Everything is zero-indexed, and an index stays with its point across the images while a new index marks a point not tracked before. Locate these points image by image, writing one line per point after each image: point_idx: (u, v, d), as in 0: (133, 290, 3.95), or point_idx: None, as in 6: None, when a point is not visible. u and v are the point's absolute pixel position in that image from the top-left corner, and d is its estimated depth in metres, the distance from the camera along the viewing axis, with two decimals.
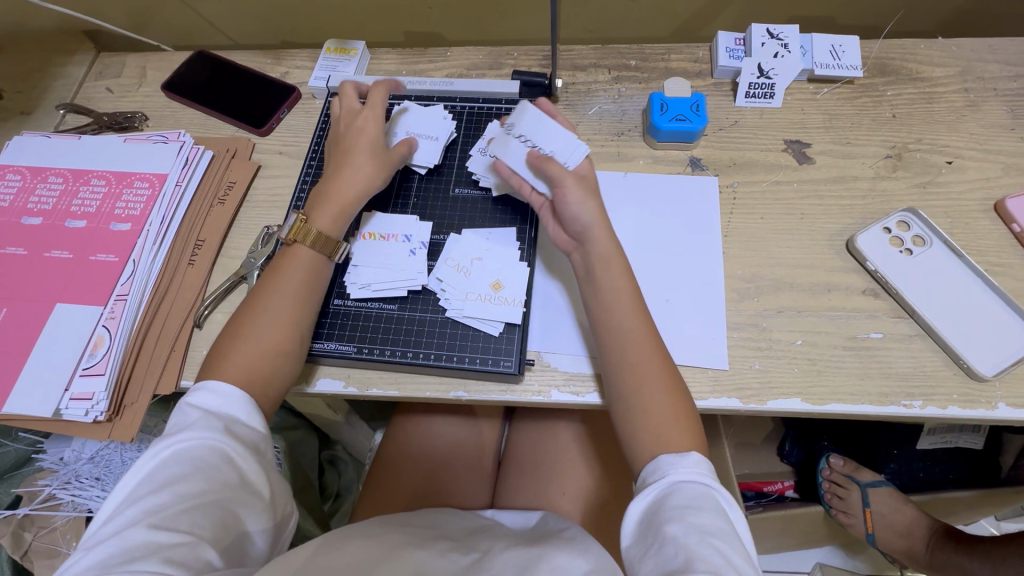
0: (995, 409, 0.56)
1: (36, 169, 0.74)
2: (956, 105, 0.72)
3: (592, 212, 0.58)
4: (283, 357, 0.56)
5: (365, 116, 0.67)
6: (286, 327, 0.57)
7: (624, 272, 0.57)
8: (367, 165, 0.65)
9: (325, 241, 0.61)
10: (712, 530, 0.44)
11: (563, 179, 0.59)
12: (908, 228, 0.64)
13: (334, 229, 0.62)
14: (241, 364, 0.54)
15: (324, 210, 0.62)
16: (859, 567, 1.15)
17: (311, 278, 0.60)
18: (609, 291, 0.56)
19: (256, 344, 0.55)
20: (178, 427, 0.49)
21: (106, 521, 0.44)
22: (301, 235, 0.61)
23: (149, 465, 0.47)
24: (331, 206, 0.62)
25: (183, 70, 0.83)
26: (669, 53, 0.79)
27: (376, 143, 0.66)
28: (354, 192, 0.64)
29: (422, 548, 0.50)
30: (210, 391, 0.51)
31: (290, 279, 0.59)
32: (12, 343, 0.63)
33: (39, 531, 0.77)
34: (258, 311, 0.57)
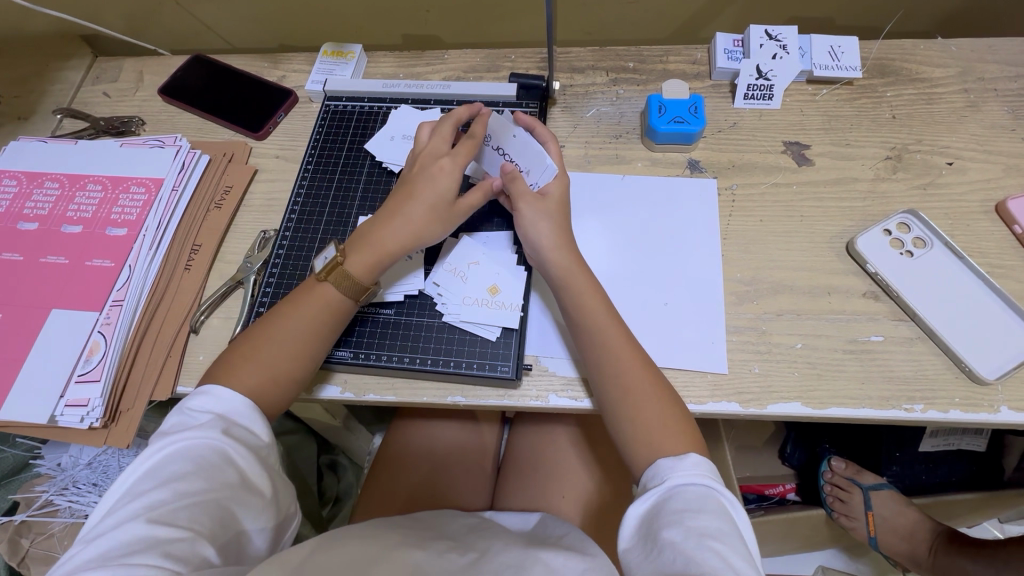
0: (997, 413, 0.56)
1: (33, 173, 0.74)
2: (957, 106, 0.72)
3: (550, 232, 0.59)
4: (295, 386, 0.56)
5: (445, 167, 0.60)
6: (299, 352, 0.56)
7: (588, 285, 0.58)
8: (421, 222, 0.59)
9: (356, 288, 0.58)
10: (712, 531, 0.43)
11: (517, 203, 0.60)
12: (909, 230, 0.64)
13: (368, 283, 0.59)
14: (239, 372, 0.54)
15: (365, 256, 0.58)
16: (862, 570, 1.15)
17: (335, 318, 0.58)
18: (573, 304, 0.57)
19: (264, 360, 0.54)
20: (182, 425, 0.49)
21: (108, 514, 0.44)
22: (338, 279, 0.58)
23: (151, 460, 0.47)
24: (371, 256, 0.58)
25: (180, 74, 0.83)
26: (667, 55, 0.79)
27: (441, 198, 0.60)
28: (397, 246, 0.59)
29: (420, 548, 0.50)
30: (213, 390, 0.51)
31: (309, 314, 0.57)
32: (8, 349, 0.62)
33: (36, 537, 0.77)
34: (271, 335, 0.56)
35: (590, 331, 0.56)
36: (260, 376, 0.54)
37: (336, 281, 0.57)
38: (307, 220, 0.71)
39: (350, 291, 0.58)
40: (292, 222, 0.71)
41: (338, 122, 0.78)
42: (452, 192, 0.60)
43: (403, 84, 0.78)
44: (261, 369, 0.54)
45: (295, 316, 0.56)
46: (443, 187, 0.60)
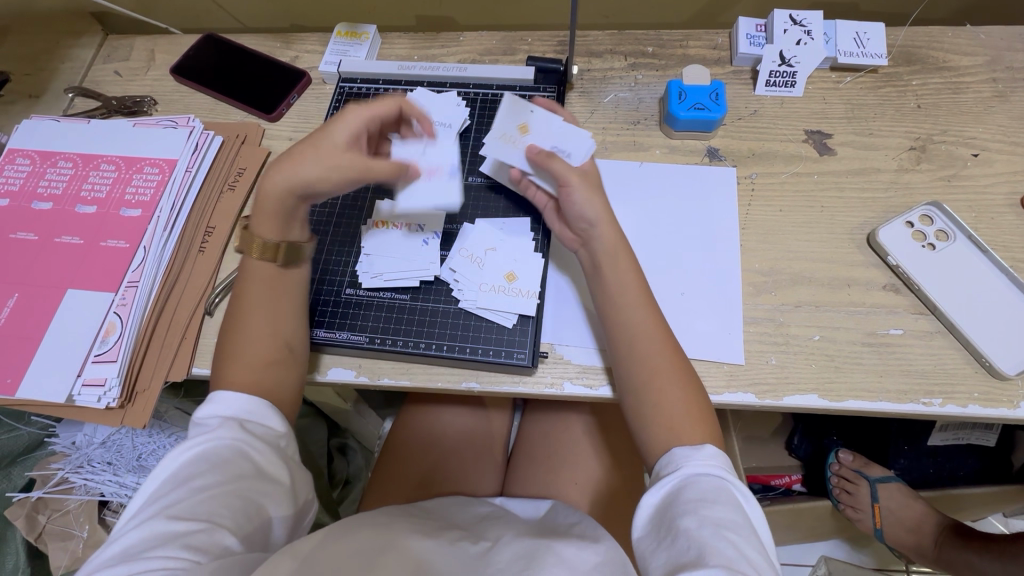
0: (1016, 408, 0.55)
1: (46, 152, 0.73)
2: (984, 95, 0.70)
3: (599, 208, 0.58)
4: (278, 366, 0.55)
5: (346, 118, 0.57)
6: (269, 331, 0.56)
7: (629, 266, 0.57)
8: (310, 160, 0.55)
9: (263, 249, 0.57)
10: (728, 522, 0.43)
11: (567, 178, 0.58)
12: (931, 222, 0.63)
13: (272, 235, 0.57)
14: (233, 371, 0.54)
15: (263, 214, 0.57)
16: (864, 561, 1.15)
17: (277, 285, 0.58)
18: (615, 286, 0.56)
19: (244, 353, 0.54)
20: (195, 432, 0.49)
21: (127, 519, 0.44)
22: (248, 247, 0.57)
23: (169, 465, 0.47)
24: (273, 215, 0.57)
25: (193, 53, 0.82)
26: (687, 39, 0.77)
27: (342, 146, 0.56)
28: (281, 189, 0.55)
29: (431, 537, 0.50)
30: (222, 394, 0.52)
31: (256, 291, 0.57)
32: (25, 329, 0.63)
33: (51, 514, 0.79)
34: (237, 324, 0.56)
35: (629, 314, 0.55)
36: (247, 368, 0.54)
37: (251, 247, 0.57)
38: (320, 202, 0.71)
39: (261, 250, 0.57)
40: None
41: (352, 103, 0.77)
42: (352, 144, 0.57)
43: (417, 66, 0.76)
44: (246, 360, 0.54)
45: (243, 293, 0.57)
46: (337, 138, 0.56)
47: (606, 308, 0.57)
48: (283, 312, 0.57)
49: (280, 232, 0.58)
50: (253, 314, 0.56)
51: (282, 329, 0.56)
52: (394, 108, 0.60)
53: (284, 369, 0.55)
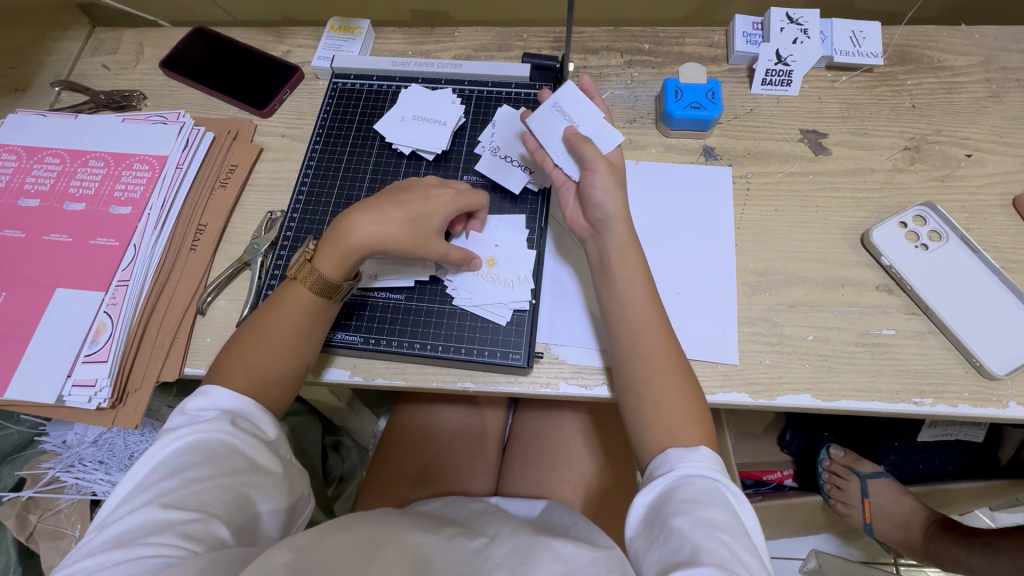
0: (1005, 408, 0.56)
1: (32, 148, 0.72)
2: (978, 96, 0.70)
3: (617, 203, 0.57)
4: (278, 384, 0.54)
5: (439, 197, 0.59)
6: (284, 353, 0.55)
7: (634, 261, 0.56)
8: (390, 224, 0.56)
9: (322, 285, 0.56)
10: (720, 523, 0.43)
11: (595, 163, 0.57)
12: (924, 223, 0.63)
13: (335, 279, 0.56)
14: (233, 368, 0.53)
15: (328, 251, 0.56)
16: (853, 554, 1.17)
17: (314, 318, 0.57)
18: (622, 280, 0.56)
19: (252, 361, 0.53)
20: (187, 422, 0.49)
21: (119, 506, 0.43)
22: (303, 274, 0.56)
23: (162, 451, 0.46)
24: (337, 251, 0.56)
25: (182, 47, 0.80)
26: (683, 37, 0.77)
27: (425, 223, 0.57)
28: (361, 238, 0.55)
29: (428, 532, 0.50)
30: (213, 390, 0.51)
31: (288, 315, 0.56)
32: (12, 328, 0.62)
33: (43, 513, 0.77)
34: (254, 335, 0.55)
35: (635, 311, 0.55)
36: (246, 377, 0.53)
37: (303, 276, 0.56)
38: (315, 200, 0.70)
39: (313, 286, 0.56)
40: (301, 204, 0.70)
41: (346, 99, 0.76)
42: (435, 225, 0.58)
43: (413, 62, 0.76)
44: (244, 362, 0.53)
45: (274, 311, 0.56)
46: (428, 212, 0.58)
47: (613, 303, 0.56)
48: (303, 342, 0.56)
49: (342, 271, 0.56)
50: (276, 335, 0.55)
51: (299, 352, 0.56)
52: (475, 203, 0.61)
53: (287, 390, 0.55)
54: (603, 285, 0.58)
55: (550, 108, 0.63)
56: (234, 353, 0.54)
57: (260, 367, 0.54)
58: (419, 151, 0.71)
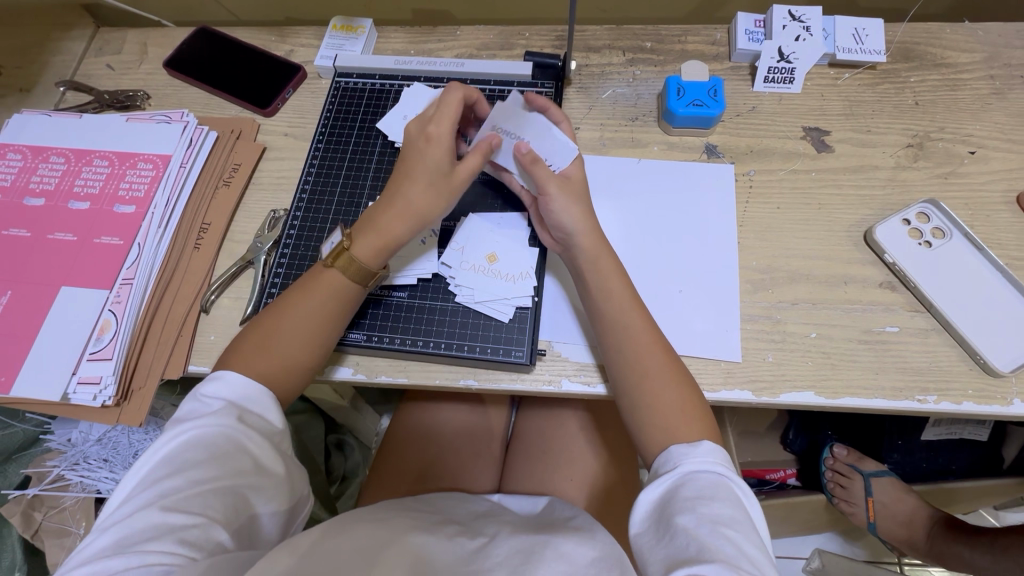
0: (1009, 405, 0.56)
1: (37, 147, 0.72)
2: (981, 93, 0.70)
3: (579, 219, 0.57)
4: (311, 374, 0.56)
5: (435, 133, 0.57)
6: (318, 344, 0.56)
7: (610, 270, 0.57)
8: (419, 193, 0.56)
9: (363, 275, 0.57)
10: (725, 519, 0.43)
11: (546, 187, 0.57)
12: (927, 220, 0.63)
13: (375, 266, 0.57)
14: (263, 361, 0.53)
15: (367, 241, 0.56)
16: (857, 553, 1.17)
17: (348, 305, 0.57)
18: (601, 291, 0.56)
19: (288, 356, 0.54)
20: (193, 415, 0.49)
21: (123, 502, 0.44)
22: (341, 265, 0.56)
23: (166, 449, 0.46)
24: (376, 238, 0.56)
25: (185, 46, 0.81)
26: (685, 35, 0.77)
27: (439, 166, 0.56)
28: (403, 227, 0.56)
29: (430, 532, 0.50)
30: (226, 377, 0.51)
31: (324, 305, 0.56)
32: (18, 326, 0.62)
33: (48, 511, 0.78)
34: (287, 326, 0.55)
35: (617, 317, 0.55)
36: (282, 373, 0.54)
37: (341, 267, 0.56)
38: (318, 198, 0.70)
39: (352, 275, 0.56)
40: (304, 202, 0.70)
41: (348, 98, 0.76)
42: (451, 165, 0.57)
43: (415, 61, 0.76)
44: (276, 358, 0.54)
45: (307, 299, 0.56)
46: (440, 158, 0.56)
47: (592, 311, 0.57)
48: (340, 331, 0.57)
49: (379, 257, 0.57)
50: (312, 326, 0.55)
51: (331, 342, 0.57)
52: (459, 102, 0.58)
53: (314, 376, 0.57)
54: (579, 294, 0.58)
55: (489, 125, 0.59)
56: (263, 345, 0.54)
57: (295, 359, 0.54)
58: None
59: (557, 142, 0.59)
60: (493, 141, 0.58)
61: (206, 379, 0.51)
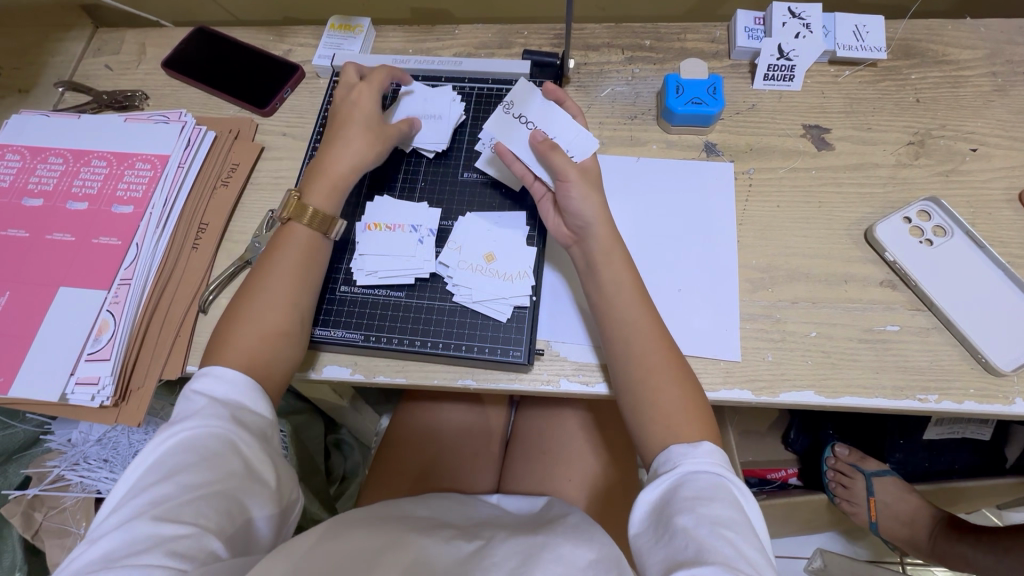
0: (1011, 405, 0.55)
1: (35, 148, 0.72)
2: (983, 90, 0.70)
3: (596, 209, 0.57)
4: (286, 339, 0.56)
5: (357, 94, 0.67)
6: (285, 303, 0.57)
7: (622, 263, 0.57)
8: (357, 138, 0.64)
9: (320, 219, 0.61)
10: (724, 521, 0.43)
11: (567, 173, 0.57)
12: (929, 218, 0.62)
13: (326, 207, 0.62)
14: (238, 331, 0.55)
15: (317, 186, 0.62)
16: (859, 553, 1.16)
17: (310, 256, 0.60)
18: (608, 284, 0.56)
19: (255, 318, 0.55)
20: (183, 418, 0.49)
21: (112, 514, 0.43)
22: (298, 213, 0.60)
23: (156, 456, 0.46)
24: (325, 182, 0.62)
25: (184, 47, 0.81)
26: (685, 32, 0.77)
27: (365, 117, 0.65)
28: (343, 168, 0.63)
29: (428, 535, 0.50)
30: (213, 378, 0.51)
31: (287, 256, 0.59)
32: (16, 327, 0.62)
33: (49, 511, 0.78)
34: (254, 290, 0.57)
35: (622, 312, 0.55)
36: (254, 336, 0.54)
37: (297, 216, 0.60)
38: None
39: (311, 220, 0.60)
40: None
41: None
42: (375, 115, 0.66)
43: (414, 60, 0.76)
44: (251, 321, 0.55)
45: (273, 260, 0.59)
46: (364, 111, 0.66)
47: (597, 308, 0.57)
48: (308, 284, 0.59)
49: (329, 199, 0.62)
50: (277, 280, 0.57)
51: (299, 300, 0.58)
52: (386, 77, 0.69)
53: (296, 345, 0.57)
54: (591, 290, 0.57)
55: (510, 115, 0.63)
56: (235, 313, 0.56)
57: (262, 318, 0.55)
58: (418, 148, 0.70)
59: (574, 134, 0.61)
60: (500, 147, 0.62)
61: (194, 381, 0.52)
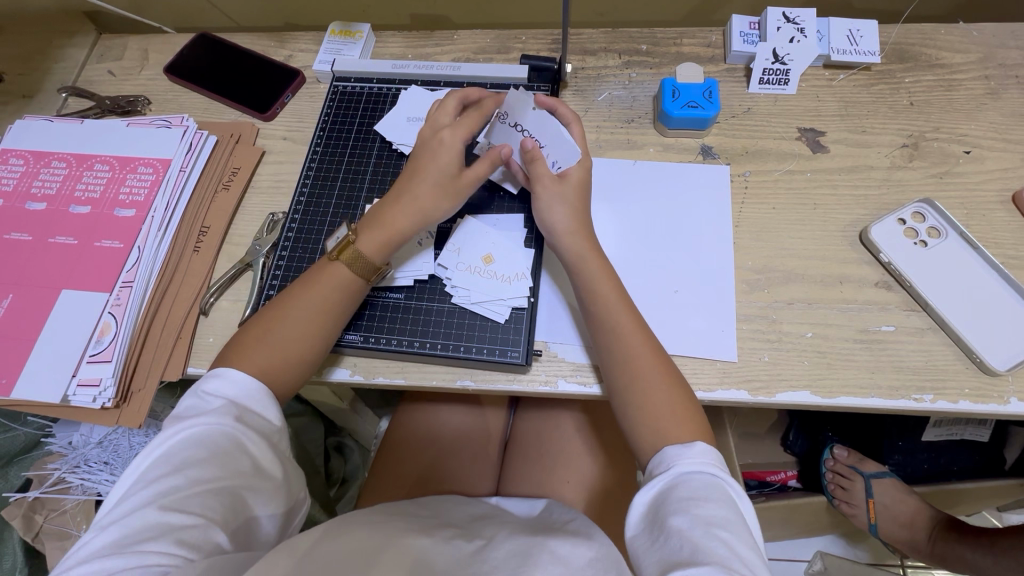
0: (1006, 404, 0.56)
1: (39, 152, 0.73)
2: (976, 93, 0.71)
3: (565, 216, 0.59)
4: (308, 366, 0.56)
5: (445, 140, 0.61)
6: (315, 334, 0.56)
7: (598, 268, 0.58)
8: (430, 194, 0.59)
9: (368, 268, 0.58)
10: (719, 521, 0.43)
11: (536, 183, 0.60)
12: (923, 219, 0.63)
13: (378, 258, 0.58)
14: (259, 350, 0.54)
15: (374, 234, 0.58)
16: (859, 556, 1.16)
17: (349, 298, 0.58)
18: (589, 287, 0.57)
19: (282, 345, 0.54)
20: (194, 412, 0.49)
21: (120, 501, 0.44)
22: (348, 258, 0.57)
23: (165, 447, 0.47)
24: (381, 232, 0.59)
25: (186, 53, 0.82)
26: (681, 37, 0.78)
27: (446, 170, 0.60)
28: (404, 219, 0.59)
29: (427, 535, 0.50)
30: (226, 375, 0.51)
31: (326, 294, 0.57)
32: (19, 329, 0.63)
33: (49, 514, 0.78)
34: (284, 315, 0.56)
35: (613, 313, 0.55)
36: (277, 360, 0.54)
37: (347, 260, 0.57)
38: (316, 201, 0.71)
39: (357, 265, 0.57)
40: (302, 205, 0.70)
41: (346, 102, 0.77)
42: (456, 166, 0.60)
43: (413, 65, 0.76)
44: (272, 348, 0.54)
45: (310, 291, 0.57)
46: (446, 161, 0.60)
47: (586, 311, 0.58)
48: (340, 322, 0.58)
49: (384, 250, 0.59)
50: (311, 317, 0.56)
51: (328, 334, 0.57)
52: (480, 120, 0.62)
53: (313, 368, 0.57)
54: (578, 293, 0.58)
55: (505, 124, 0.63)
56: (258, 333, 0.55)
57: (290, 348, 0.55)
58: None
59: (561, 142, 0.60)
60: (504, 151, 0.62)
61: (208, 375, 0.52)
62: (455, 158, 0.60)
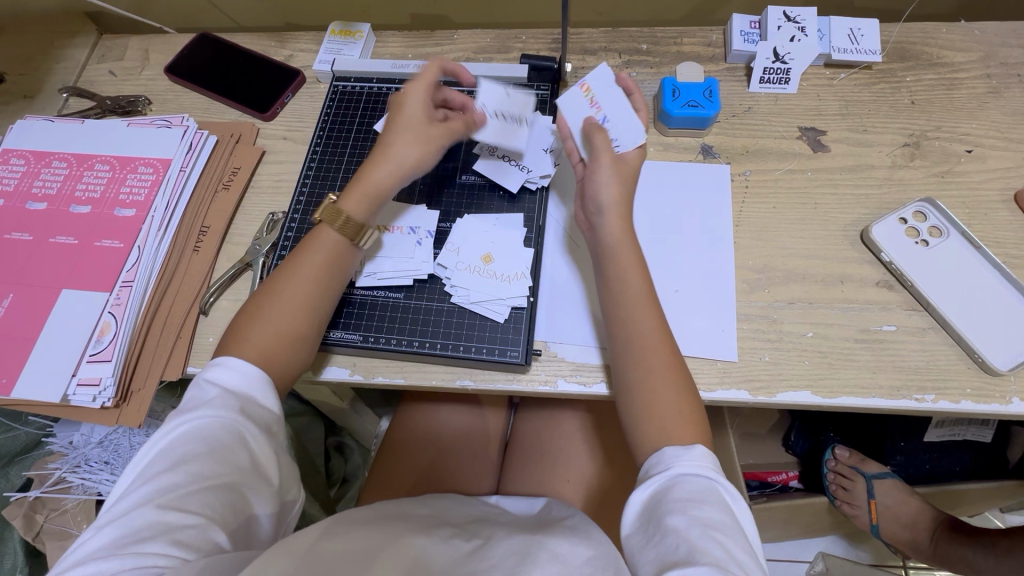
0: (1008, 404, 0.56)
1: (39, 153, 0.73)
2: (978, 92, 0.70)
3: (616, 199, 0.57)
4: (300, 341, 0.55)
5: (409, 92, 0.61)
6: (304, 306, 0.56)
7: (634, 262, 0.56)
8: (402, 145, 0.60)
9: (349, 225, 0.58)
10: (716, 522, 0.43)
11: (597, 155, 0.58)
12: (925, 219, 0.63)
13: (359, 214, 0.58)
14: (251, 327, 0.54)
15: (353, 192, 0.59)
16: (862, 557, 1.16)
17: (334, 263, 0.58)
18: (617, 282, 0.56)
19: (271, 317, 0.54)
20: (193, 407, 0.49)
21: (119, 499, 0.44)
22: (330, 218, 0.57)
23: (164, 444, 0.46)
24: (359, 191, 0.58)
25: (187, 53, 0.82)
26: (681, 36, 0.77)
27: (414, 120, 0.60)
28: (382, 174, 0.59)
29: (425, 534, 0.50)
30: (225, 370, 0.51)
31: (311, 260, 0.57)
32: (19, 329, 0.63)
33: (50, 513, 0.78)
34: (274, 288, 0.56)
35: (627, 311, 0.55)
36: (269, 338, 0.54)
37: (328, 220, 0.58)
38: (316, 200, 0.71)
39: (345, 227, 0.58)
40: (301, 205, 0.70)
41: (346, 102, 0.77)
42: (424, 116, 0.61)
43: (413, 65, 0.76)
44: (263, 320, 0.54)
45: (296, 261, 0.57)
46: (416, 113, 0.61)
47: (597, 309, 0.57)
48: (327, 288, 0.57)
49: (366, 208, 0.59)
50: (298, 283, 0.56)
51: (316, 306, 0.56)
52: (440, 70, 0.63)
53: (307, 350, 0.56)
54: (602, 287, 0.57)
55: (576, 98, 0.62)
56: (249, 311, 0.55)
57: (278, 318, 0.54)
58: None
59: (629, 124, 0.60)
60: (480, 116, 0.63)
61: (207, 370, 0.52)
62: (423, 110, 0.61)
